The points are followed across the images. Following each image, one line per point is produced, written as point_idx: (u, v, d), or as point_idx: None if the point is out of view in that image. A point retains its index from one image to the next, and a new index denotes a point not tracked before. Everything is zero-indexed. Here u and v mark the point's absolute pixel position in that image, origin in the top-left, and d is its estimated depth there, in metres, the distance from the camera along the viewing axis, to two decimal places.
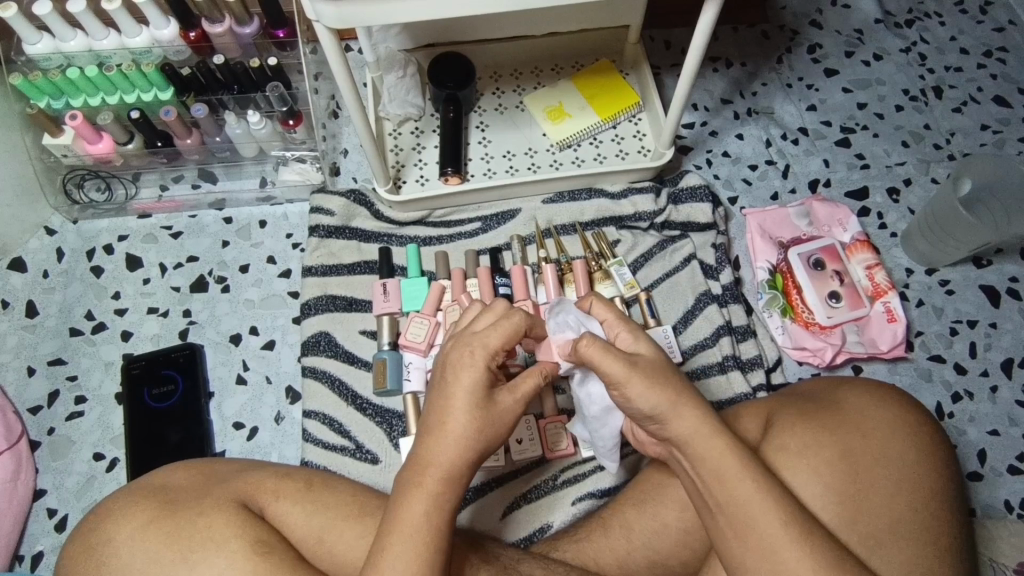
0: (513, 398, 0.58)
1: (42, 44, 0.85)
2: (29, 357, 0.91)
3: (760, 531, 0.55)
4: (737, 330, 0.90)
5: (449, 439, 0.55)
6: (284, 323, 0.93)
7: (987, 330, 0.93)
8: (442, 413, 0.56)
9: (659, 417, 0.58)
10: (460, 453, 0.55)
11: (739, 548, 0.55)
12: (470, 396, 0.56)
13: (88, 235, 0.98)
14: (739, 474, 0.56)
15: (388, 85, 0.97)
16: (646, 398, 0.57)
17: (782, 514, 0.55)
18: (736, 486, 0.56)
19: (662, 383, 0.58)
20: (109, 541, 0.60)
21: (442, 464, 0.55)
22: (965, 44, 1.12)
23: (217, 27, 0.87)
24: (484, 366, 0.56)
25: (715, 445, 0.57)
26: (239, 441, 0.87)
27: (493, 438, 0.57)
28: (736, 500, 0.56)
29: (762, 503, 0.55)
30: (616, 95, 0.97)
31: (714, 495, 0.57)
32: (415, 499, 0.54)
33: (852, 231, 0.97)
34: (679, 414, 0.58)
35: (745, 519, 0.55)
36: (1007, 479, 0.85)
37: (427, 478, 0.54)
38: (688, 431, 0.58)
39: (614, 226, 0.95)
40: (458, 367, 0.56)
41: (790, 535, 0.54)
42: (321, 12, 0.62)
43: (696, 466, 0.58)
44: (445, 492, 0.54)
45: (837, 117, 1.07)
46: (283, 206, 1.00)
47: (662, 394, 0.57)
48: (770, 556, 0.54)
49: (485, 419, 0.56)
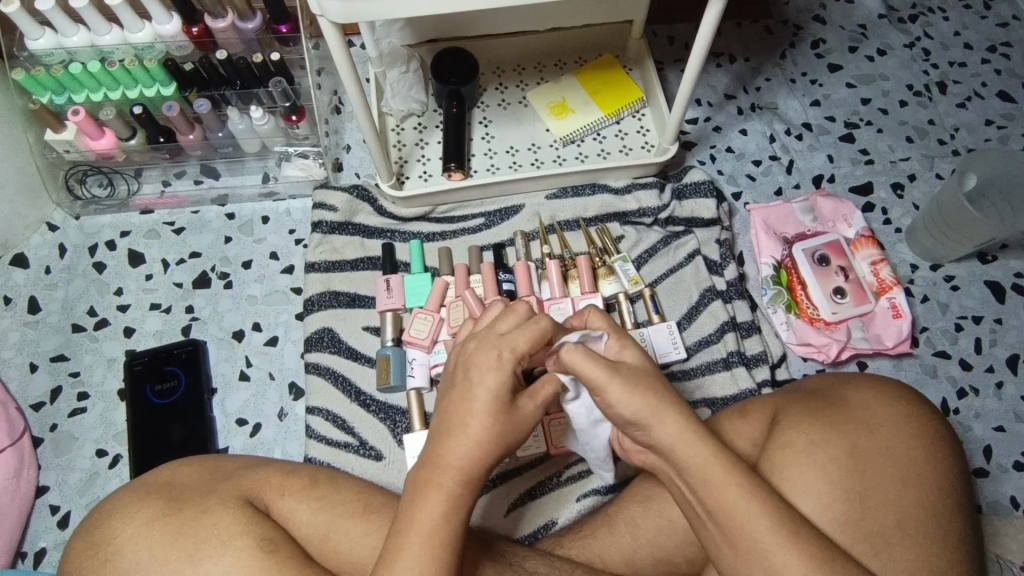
0: (534, 403, 0.58)
1: (44, 39, 0.84)
2: (31, 353, 0.91)
3: (750, 536, 0.54)
4: (742, 326, 0.90)
5: (470, 440, 0.55)
6: (287, 319, 0.93)
7: (992, 326, 0.92)
8: (463, 414, 0.55)
9: (642, 424, 0.58)
10: (479, 456, 0.55)
11: (730, 551, 0.55)
12: (496, 398, 0.55)
13: (90, 230, 0.98)
14: (728, 478, 0.56)
15: (390, 81, 0.96)
16: (626, 406, 0.57)
17: (771, 519, 0.55)
18: (723, 491, 0.55)
19: (645, 389, 0.57)
20: (113, 539, 0.60)
21: (460, 467, 0.54)
22: (969, 39, 1.12)
23: (219, 22, 0.87)
24: (511, 369, 0.56)
25: (701, 451, 0.57)
26: (243, 437, 0.87)
27: (512, 442, 0.56)
28: (725, 505, 0.55)
29: (751, 508, 0.55)
30: (620, 91, 0.97)
31: (703, 500, 0.56)
32: (432, 501, 0.53)
33: (858, 226, 0.96)
34: (663, 420, 0.57)
35: (735, 523, 0.55)
36: (1013, 475, 0.85)
37: (445, 480, 0.54)
38: (671, 437, 0.57)
39: (617, 222, 0.95)
40: (484, 369, 0.56)
41: (781, 539, 0.54)
42: (325, 6, 0.61)
43: (683, 471, 0.57)
44: (463, 495, 0.54)
45: (840, 112, 1.07)
46: (286, 202, 1.00)
47: (643, 401, 0.57)
48: (759, 560, 0.54)
49: (507, 421, 0.56)
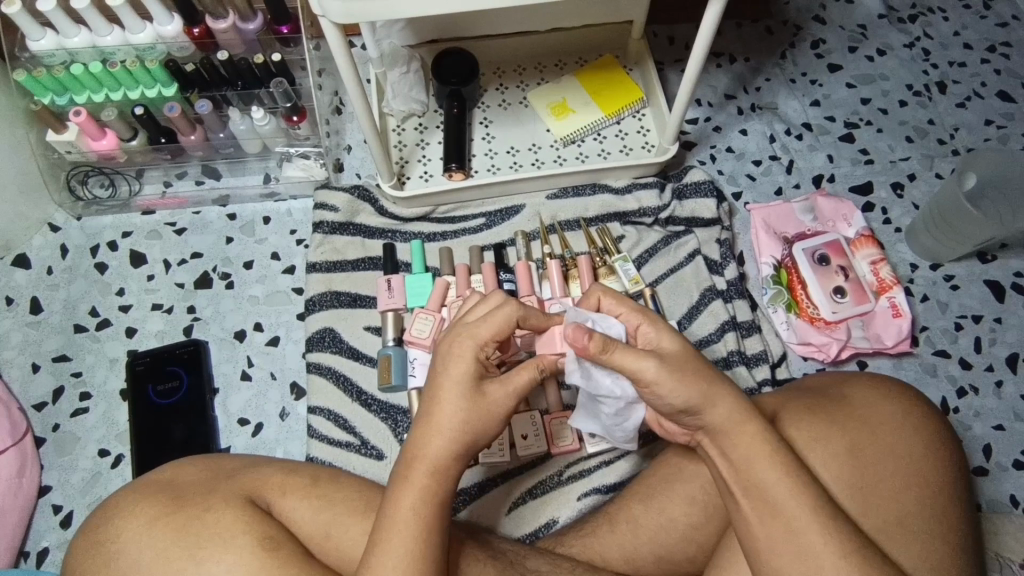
0: (504, 390, 0.57)
1: (46, 39, 0.85)
2: (33, 353, 0.91)
3: (787, 515, 0.55)
4: (743, 325, 0.90)
5: (437, 431, 0.55)
6: (289, 320, 0.93)
7: (992, 325, 0.93)
8: (431, 403, 0.56)
9: (693, 409, 0.57)
10: (447, 445, 0.55)
11: (761, 531, 0.55)
12: (456, 386, 0.56)
13: (92, 231, 0.98)
14: (770, 458, 0.56)
15: (392, 81, 0.96)
16: (679, 395, 0.56)
17: (810, 500, 0.55)
18: (766, 471, 0.56)
19: (695, 375, 0.57)
20: (116, 537, 0.60)
21: (429, 456, 0.55)
22: (969, 39, 1.12)
23: (221, 23, 0.87)
24: (472, 357, 0.56)
25: (749, 430, 0.57)
26: (244, 437, 0.87)
27: (482, 431, 0.56)
28: (765, 484, 0.56)
29: (790, 487, 0.55)
30: (620, 91, 0.97)
31: (739, 479, 0.57)
32: (405, 492, 0.54)
33: (858, 226, 0.96)
34: (712, 404, 0.57)
35: (773, 504, 0.55)
36: (1012, 474, 0.85)
37: (415, 471, 0.55)
38: (723, 418, 0.57)
39: (618, 222, 0.95)
40: (446, 359, 0.57)
41: (819, 520, 0.54)
42: (327, 7, 0.61)
43: (726, 452, 0.58)
44: (433, 486, 0.55)
45: (840, 112, 1.07)
46: (287, 202, 1.00)
47: (694, 389, 0.56)
48: (796, 542, 0.54)
49: (473, 409, 0.56)
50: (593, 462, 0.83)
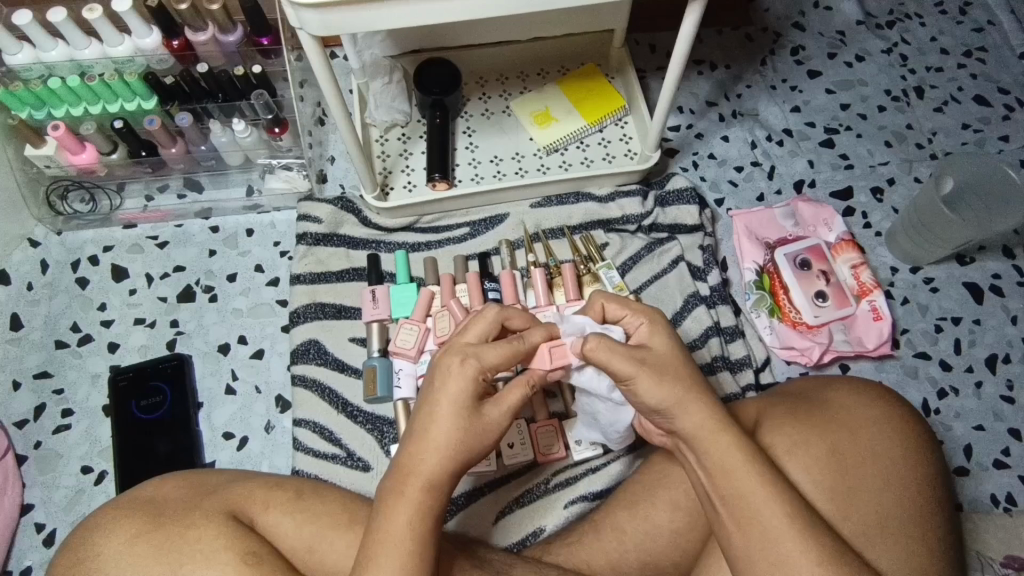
0: (500, 411, 0.58)
1: (22, 54, 0.86)
2: (14, 370, 0.90)
3: (762, 523, 0.55)
4: (726, 331, 0.90)
5: (431, 449, 0.56)
6: (274, 332, 0.93)
7: (971, 327, 0.94)
8: (426, 423, 0.56)
9: (665, 412, 0.59)
10: (442, 462, 0.55)
11: (739, 539, 0.56)
12: (453, 405, 0.56)
13: (72, 246, 0.97)
14: (746, 468, 0.57)
15: (374, 92, 0.97)
16: (654, 394, 0.58)
17: (785, 509, 0.55)
18: (741, 480, 0.57)
19: (672, 377, 0.59)
20: (96, 557, 0.59)
21: (424, 472, 0.55)
22: (945, 45, 1.14)
23: (200, 36, 0.88)
24: (473, 378, 0.57)
25: (721, 439, 0.58)
26: (229, 451, 0.86)
27: (475, 449, 0.57)
28: (740, 492, 0.56)
29: (765, 494, 0.56)
30: (602, 99, 0.98)
31: (716, 487, 0.58)
32: (399, 507, 0.54)
33: (838, 231, 0.98)
34: (686, 409, 0.58)
35: (746, 509, 0.56)
36: (994, 473, 0.86)
37: (410, 486, 0.55)
38: (694, 425, 0.58)
39: (602, 229, 0.96)
40: (446, 376, 0.57)
41: (795, 528, 0.55)
42: (304, 20, 0.61)
43: (701, 458, 0.59)
44: (427, 501, 0.55)
45: (820, 118, 1.08)
46: (270, 214, 1.00)
47: (670, 390, 0.58)
48: (771, 548, 0.55)
49: (467, 430, 0.56)
50: (580, 470, 0.83)
